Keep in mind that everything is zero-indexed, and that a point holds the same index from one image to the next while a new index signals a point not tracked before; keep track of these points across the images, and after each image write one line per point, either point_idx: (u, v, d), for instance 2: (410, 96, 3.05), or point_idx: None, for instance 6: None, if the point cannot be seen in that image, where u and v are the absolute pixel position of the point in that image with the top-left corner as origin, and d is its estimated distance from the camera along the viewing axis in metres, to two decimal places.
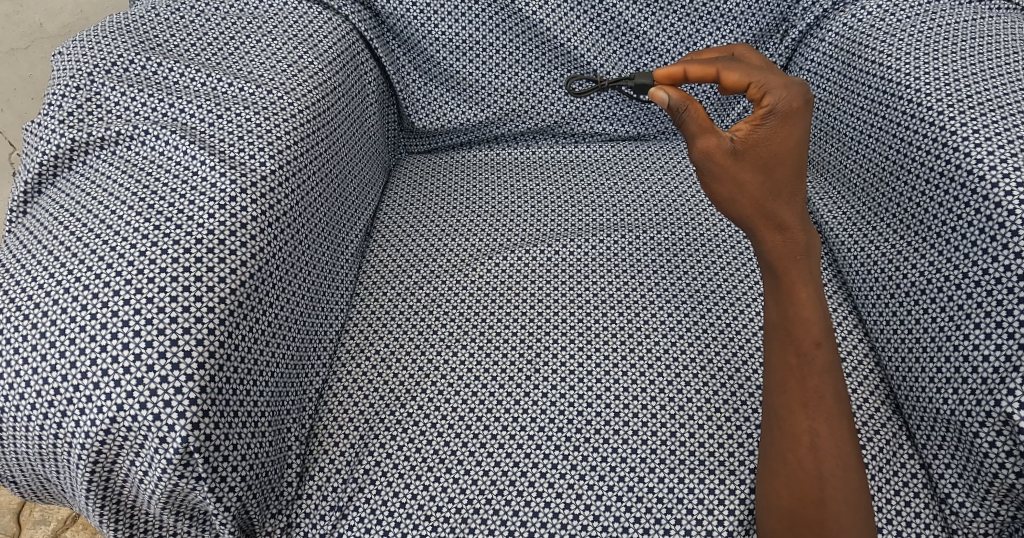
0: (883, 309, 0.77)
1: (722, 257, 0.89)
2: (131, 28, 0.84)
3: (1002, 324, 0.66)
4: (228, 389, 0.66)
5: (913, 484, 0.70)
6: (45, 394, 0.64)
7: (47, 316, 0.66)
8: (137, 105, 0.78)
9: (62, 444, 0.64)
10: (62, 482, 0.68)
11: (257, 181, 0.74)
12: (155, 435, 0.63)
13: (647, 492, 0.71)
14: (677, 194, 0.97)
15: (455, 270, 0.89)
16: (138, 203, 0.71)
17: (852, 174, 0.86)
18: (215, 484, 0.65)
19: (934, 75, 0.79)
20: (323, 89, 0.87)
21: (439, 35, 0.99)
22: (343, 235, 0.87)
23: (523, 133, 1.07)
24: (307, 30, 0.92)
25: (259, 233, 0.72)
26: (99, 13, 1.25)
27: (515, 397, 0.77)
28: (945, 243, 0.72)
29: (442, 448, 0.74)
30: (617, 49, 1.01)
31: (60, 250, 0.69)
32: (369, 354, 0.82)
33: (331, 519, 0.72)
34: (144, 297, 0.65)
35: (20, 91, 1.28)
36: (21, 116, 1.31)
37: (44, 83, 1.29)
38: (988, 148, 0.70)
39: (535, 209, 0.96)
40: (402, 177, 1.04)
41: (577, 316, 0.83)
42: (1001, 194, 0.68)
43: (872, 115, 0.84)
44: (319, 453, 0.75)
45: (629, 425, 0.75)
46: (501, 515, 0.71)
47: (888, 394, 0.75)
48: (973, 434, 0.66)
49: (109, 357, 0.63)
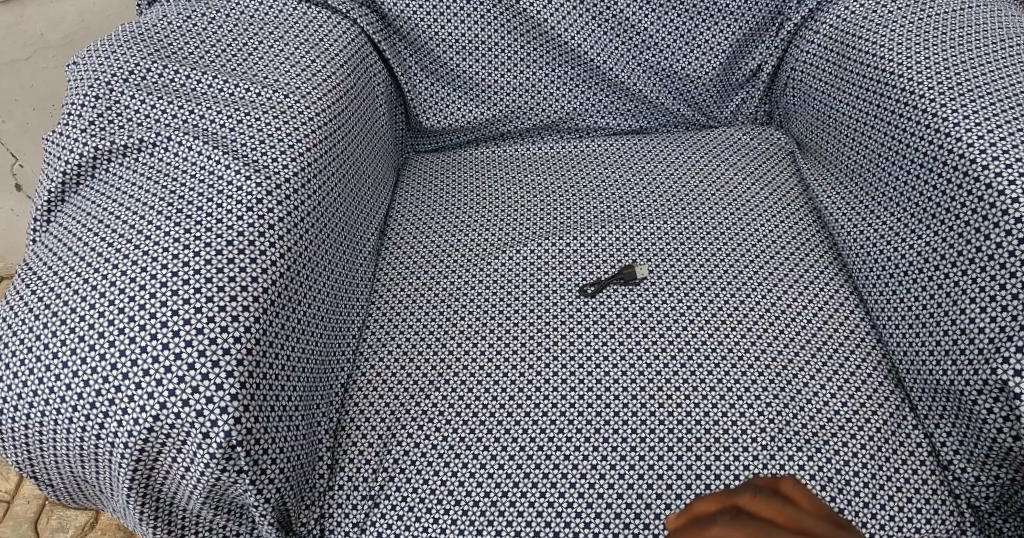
0: (883, 289, 0.82)
1: (727, 244, 0.92)
2: (147, 37, 0.85)
3: (996, 297, 0.70)
4: (265, 385, 0.69)
5: (918, 452, 0.75)
6: (87, 396, 0.66)
7: (85, 320, 0.67)
8: (157, 113, 0.79)
9: (104, 445, 0.66)
10: (102, 481, 0.70)
11: (280, 183, 0.76)
12: (197, 431, 0.65)
13: (667, 469, 0.75)
14: (679, 181, 1.00)
15: (471, 265, 0.92)
16: (166, 208, 0.73)
17: (849, 162, 0.91)
18: (256, 477, 0.68)
19: (927, 64, 0.82)
20: (338, 91, 0.88)
21: (443, 35, 1.00)
22: (362, 233, 0.90)
23: (528, 130, 1.09)
24: (318, 33, 0.93)
25: (286, 234, 0.74)
26: (108, 23, 1.26)
27: (537, 384, 0.81)
28: (940, 224, 0.76)
29: (466, 436, 0.78)
30: (618, 45, 1.02)
31: (91, 255, 0.71)
32: (392, 348, 0.84)
33: (364, 509, 0.75)
34: (181, 299, 0.67)
35: (21, 102, 1.29)
36: (24, 125, 1.31)
37: (51, 94, 1.29)
38: (979, 132, 0.74)
39: (543, 205, 0.98)
40: (412, 175, 1.06)
41: (590, 304, 0.86)
42: (992, 175, 0.71)
43: (869, 105, 0.87)
44: (348, 445, 0.77)
45: (648, 407, 0.78)
46: (528, 497, 0.74)
47: (890, 368, 0.81)
48: (972, 402, 0.71)
49: (150, 357, 0.65)
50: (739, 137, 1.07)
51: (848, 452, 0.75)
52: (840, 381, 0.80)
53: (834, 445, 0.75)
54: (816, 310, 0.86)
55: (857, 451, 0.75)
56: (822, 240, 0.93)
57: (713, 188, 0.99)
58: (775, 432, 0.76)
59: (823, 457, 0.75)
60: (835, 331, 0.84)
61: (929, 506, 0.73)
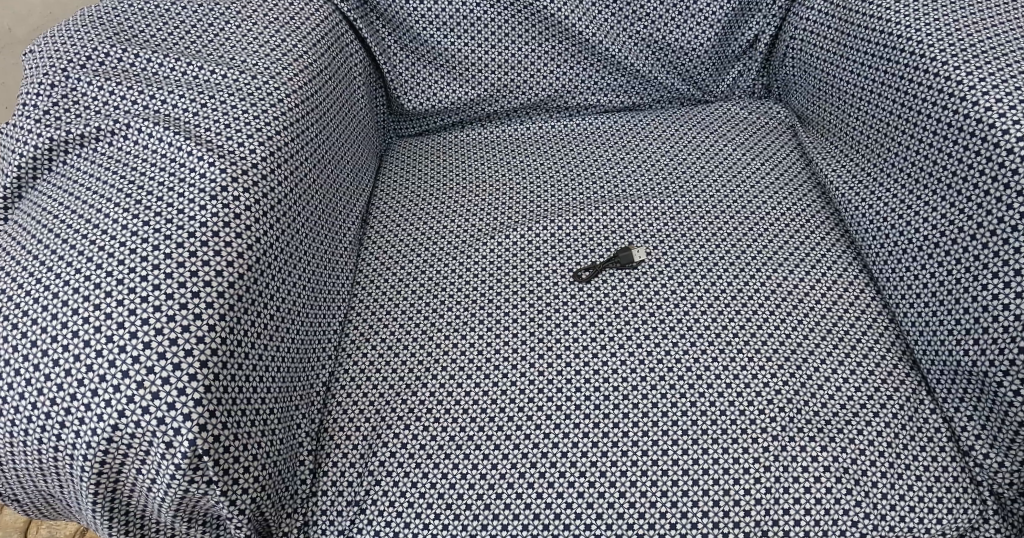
0: (895, 266, 0.77)
1: (728, 223, 0.87)
2: (105, 20, 0.80)
3: (1019, 272, 0.65)
4: (234, 386, 0.64)
5: (938, 439, 0.70)
6: (43, 406, 0.61)
7: (39, 323, 0.63)
8: (115, 99, 0.74)
9: (63, 457, 0.61)
10: (67, 495, 0.65)
11: (247, 170, 0.71)
12: (160, 440, 0.60)
13: (670, 465, 0.70)
14: (674, 160, 0.95)
15: (458, 253, 0.87)
16: (125, 201, 0.68)
17: (855, 132, 0.86)
18: (228, 487, 0.63)
19: (937, 26, 0.77)
20: (311, 71, 0.83)
21: (424, 12, 0.95)
22: (341, 222, 0.85)
23: (516, 110, 1.04)
24: (289, 11, 0.88)
25: (254, 224, 0.70)
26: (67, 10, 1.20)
27: (530, 377, 0.76)
28: (955, 195, 0.71)
29: (456, 434, 0.73)
30: (609, 17, 0.97)
31: (46, 253, 0.66)
32: (375, 343, 0.80)
33: (349, 515, 0.70)
34: (139, 297, 0.62)
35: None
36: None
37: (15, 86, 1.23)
38: (996, 95, 0.69)
39: (534, 188, 0.93)
40: (395, 161, 1.01)
41: (586, 291, 0.82)
42: (1011, 141, 0.66)
43: (875, 71, 0.82)
44: (331, 448, 0.73)
45: (649, 399, 0.74)
46: (523, 498, 0.70)
47: (904, 350, 0.76)
48: (996, 384, 0.66)
49: (106, 361, 0.61)
50: (736, 112, 1.02)
51: (863, 441, 0.70)
52: (852, 364, 0.75)
53: (847, 433, 0.71)
54: (824, 290, 0.81)
55: (872, 439, 0.70)
56: (828, 216, 0.88)
57: (711, 166, 0.94)
58: (784, 421, 0.72)
59: (836, 447, 0.70)
60: (845, 312, 0.79)
61: (951, 496, 0.68)
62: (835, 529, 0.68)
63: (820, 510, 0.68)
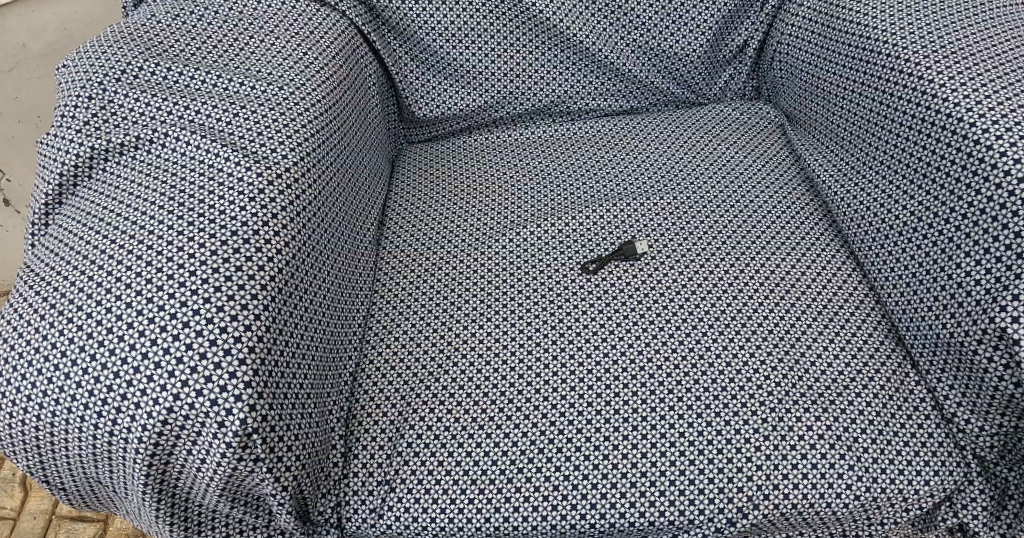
0: (880, 250, 0.84)
1: (723, 216, 0.94)
2: (137, 37, 0.85)
3: (990, 250, 0.71)
4: (277, 372, 0.69)
5: (923, 407, 0.76)
6: (98, 393, 0.65)
7: (92, 317, 0.67)
8: (151, 109, 0.79)
9: (117, 442, 0.65)
10: (116, 480, 0.69)
11: (281, 173, 0.77)
12: (212, 421, 0.65)
13: (679, 438, 0.76)
14: (671, 158, 1.01)
15: (473, 249, 0.92)
16: (168, 203, 0.73)
17: (839, 129, 0.93)
18: (273, 466, 0.68)
19: (911, 30, 0.84)
20: (332, 82, 0.88)
21: (434, 25, 1.01)
22: (361, 223, 0.90)
23: (521, 115, 1.11)
24: (308, 26, 0.93)
25: (289, 223, 0.75)
26: (88, 27, 1.24)
27: (545, 362, 0.81)
28: (931, 182, 0.78)
29: (478, 416, 0.78)
30: (606, 27, 1.04)
31: (94, 253, 0.70)
32: (398, 335, 0.85)
33: (381, 494, 0.75)
34: (189, 290, 0.67)
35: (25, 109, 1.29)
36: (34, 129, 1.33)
37: (51, 99, 1.30)
38: (964, 91, 0.76)
39: (541, 187, 0.99)
40: (407, 165, 1.07)
41: (593, 281, 0.87)
42: (980, 131, 0.73)
43: (855, 72, 0.89)
44: (361, 432, 0.78)
45: (656, 378, 0.79)
46: (543, 473, 0.75)
47: (890, 327, 0.82)
48: (973, 353, 0.73)
49: (161, 349, 0.65)
50: (727, 113, 1.08)
51: (855, 411, 0.76)
52: (843, 341, 0.81)
53: (840, 404, 0.77)
54: (814, 275, 0.87)
55: (863, 409, 0.76)
56: (815, 207, 0.95)
57: (705, 162, 1.00)
58: (782, 394, 0.77)
59: (831, 417, 0.76)
60: (834, 294, 0.85)
61: (936, 458, 0.74)
62: (831, 492, 0.73)
63: (817, 474, 0.74)
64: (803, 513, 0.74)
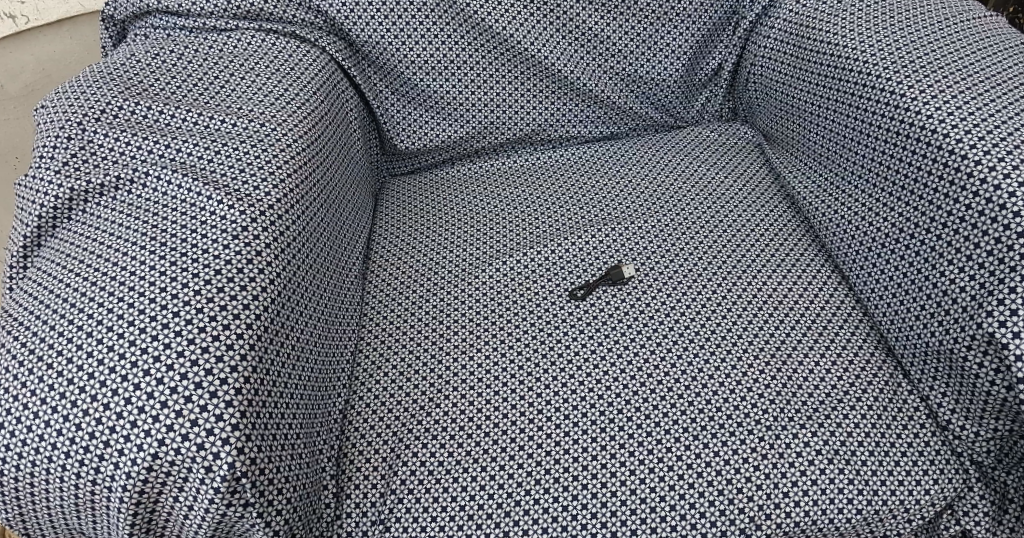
0: (863, 264, 0.84)
1: (707, 236, 0.94)
2: (116, 76, 0.84)
3: (972, 257, 0.73)
4: (265, 411, 0.67)
5: (917, 417, 0.76)
6: (80, 441, 0.63)
7: (72, 362, 0.65)
8: (132, 148, 0.78)
9: (101, 491, 0.63)
10: (100, 530, 0.67)
11: (265, 209, 0.76)
12: (200, 466, 0.63)
13: (677, 461, 0.75)
14: (652, 182, 1.02)
15: (460, 279, 0.92)
16: (150, 243, 0.72)
17: (817, 147, 0.94)
18: (263, 509, 0.66)
19: (881, 46, 0.86)
20: (314, 117, 0.88)
21: (413, 58, 1.02)
22: (346, 257, 0.89)
23: (502, 145, 1.11)
24: (288, 62, 0.93)
25: (274, 259, 0.74)
26: (61, 67, 1.25)
27: (538, 389, 0.80)
28: (909, 195, 0.79)
29: (473, 448, 0.77)
30: (583, 56, 1.05)
31: (74, 296, 0.69)
32: (388, 369, 0.83)
33: (375, 533, 0.73)
34: (173, 331, 0.66)
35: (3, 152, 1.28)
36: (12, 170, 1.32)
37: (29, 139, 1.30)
38: (936, 104, 0.78)
39: (525, 216, 0.99)
40: (390, 198, 1.07)
41: (582, 305, 0.87)
42: (954, 142, 0.75)
43: (830, 90, 0.91)
44: (353, 470, 0.76)
45: (650, 401, 0.79)
46: (541, 504, 0.74)
47: (878, 339, 0.83)
48: (963, 361, 0.73)
49: (145, 394, 0.63)
50: (706, 135, 1.10)
51: (851, 425, 0.76)
52: (833, 355, 0.81)
53: (835, 418, 0.76)
54: (801, 291, 0.88)
55: (858, 422, 0.76)
56: (798, 225, 0.96)
57: (687, 185, 1.01)
58: (777, 412, 0.77)
59: (827, 432, 0.76)
60: (822, 310, 0.86)
61: (934, 468, 0.74)
62: (831, 509, 0.73)
63: (817, 490, 0.73)
64: (806, 530, 0.73)
